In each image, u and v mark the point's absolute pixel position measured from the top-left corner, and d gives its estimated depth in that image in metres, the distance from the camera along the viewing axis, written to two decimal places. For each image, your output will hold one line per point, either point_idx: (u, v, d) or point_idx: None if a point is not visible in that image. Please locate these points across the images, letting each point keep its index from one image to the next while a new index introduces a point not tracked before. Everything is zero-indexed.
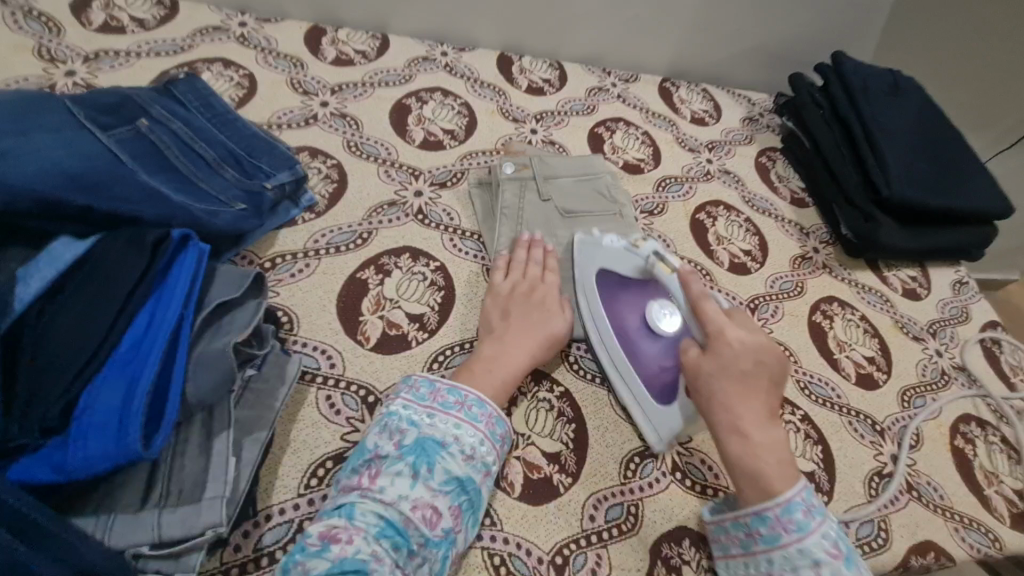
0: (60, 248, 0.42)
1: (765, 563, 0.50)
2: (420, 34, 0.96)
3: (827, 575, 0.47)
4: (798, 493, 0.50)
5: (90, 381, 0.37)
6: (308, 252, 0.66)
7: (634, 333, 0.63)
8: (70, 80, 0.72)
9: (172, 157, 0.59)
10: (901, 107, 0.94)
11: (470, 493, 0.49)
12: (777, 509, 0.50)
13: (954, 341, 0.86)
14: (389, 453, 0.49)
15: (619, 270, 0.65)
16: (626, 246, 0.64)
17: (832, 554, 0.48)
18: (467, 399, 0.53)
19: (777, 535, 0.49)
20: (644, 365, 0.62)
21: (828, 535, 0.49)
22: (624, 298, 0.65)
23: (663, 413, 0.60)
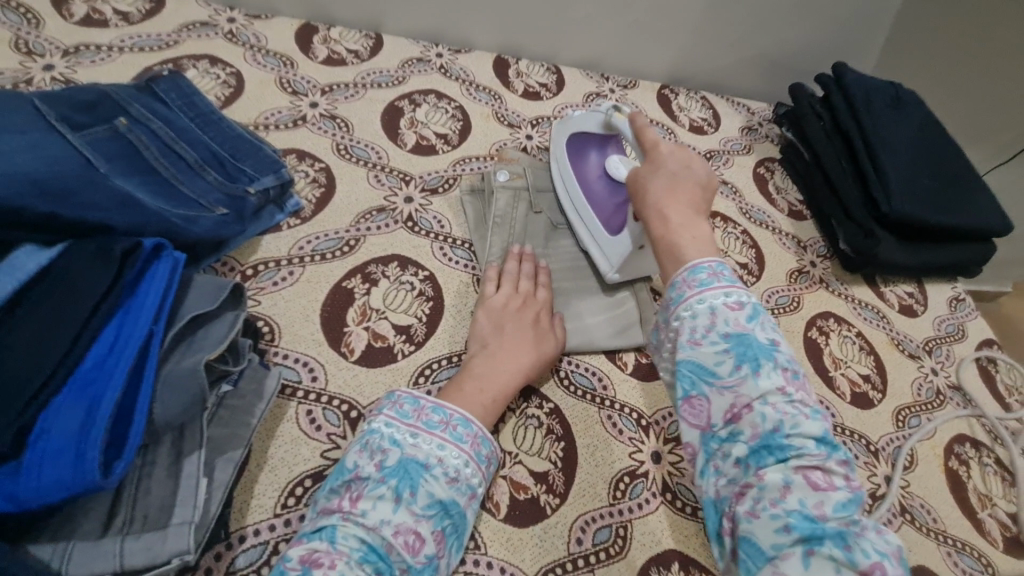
0: (20, 257, 0.40)
1: (674, 326, 0.48)
2: (415, 35, 0.94)
3: (722, 321, 0.45)
4: (704, 261, 0.49)
5: (48, 403, 0.35)
6: (292, 259, 0.64)
7: (593, 179, 0.70)
8: (48, 75, 0.70)
9: (150, 158, 0.57)
10: (902, 120, 0.93)
11: (453, 516, 0.47)
12: (681, 273, 0.49)
13: (950, 359, 0.85)
14: (370, 474, 0.46)
15: (589, 134, 0.71)
16: (591, 110, 0.71)
17: (730, 307, 0.46)
18: (453, 417, 0.51)
19: (682, 294, 0.48)
20: (599, 205, 0.69)
21: (730, 293, 0.47)
22: (590, 150, 0.72)
23: (612, 243, 0.67)
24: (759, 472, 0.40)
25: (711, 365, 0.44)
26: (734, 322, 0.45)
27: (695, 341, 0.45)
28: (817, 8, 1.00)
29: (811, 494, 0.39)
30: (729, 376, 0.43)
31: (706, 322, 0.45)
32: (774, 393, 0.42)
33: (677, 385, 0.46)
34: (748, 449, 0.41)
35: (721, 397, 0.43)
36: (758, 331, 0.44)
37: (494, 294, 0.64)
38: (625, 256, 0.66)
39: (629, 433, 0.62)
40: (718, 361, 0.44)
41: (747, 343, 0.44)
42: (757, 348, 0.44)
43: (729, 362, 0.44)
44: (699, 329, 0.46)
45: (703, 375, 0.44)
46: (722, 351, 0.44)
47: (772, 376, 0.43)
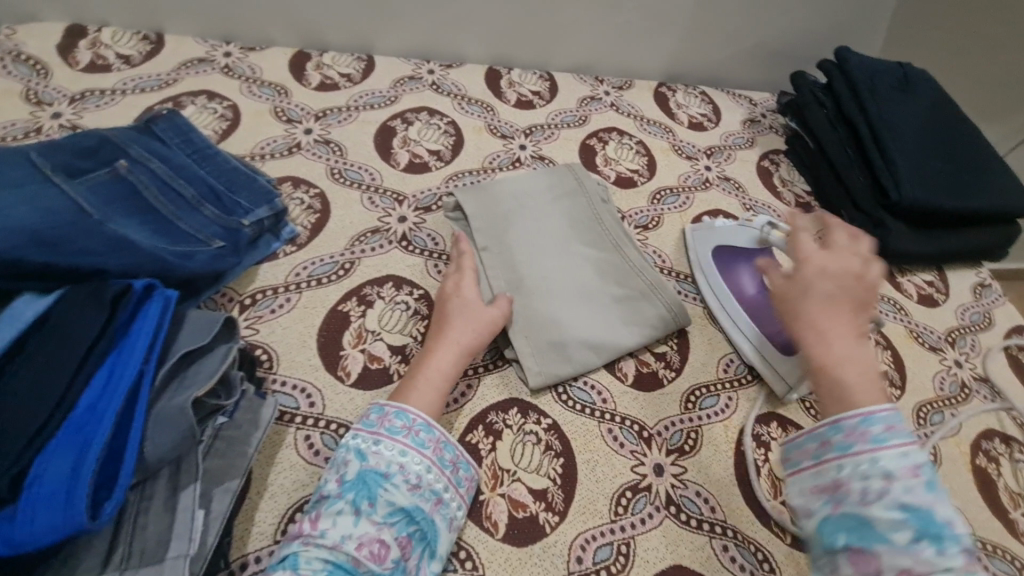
0: (20, 306, 0.42)
1: (833, 475, 0.46)
2: (406, 53, 0.95)
3: (898, 486, 0.43)
4: (880, 410, 0.46)
5: (44, 446, 0.37)
6: (289, 286, 0.65)
7: (752, 295, 0.72)
8: (55, 122, 0.73)
9: (149, 197, 0.59)
10: (911, 103, 0.89)
11: (419, 522, 0.48)
12: (851, 418, 0.46)
13: (976, 350, 0.81)
14: (331, 491, 0.48)
15: (734, 244, 0.74)
16: (738, 223, 0.75)
17: (909, 471, 0.43)
18: (416, 423, 0.53)
19: (849, 443, 0.46)
20: (765, 320, 0.70)
21: (908, 453, 0.44)
22: (740, 264, 0.74)
23: (790, 362, 0.66)
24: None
25: (884, 530, 0.41)
26: (911, 491, 0.42)
27: (863, 500, 0.43)
28: None
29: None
30: (905, 549, 0.40)
31: (880, 486, 0.43)
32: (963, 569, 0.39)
33: (830, 535, 0.44)
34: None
35: (896, 558, 0.40)
36: (940, 505, 0.41)
37: (457, 280, 0.64)
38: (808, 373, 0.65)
39: (631, 446, 0.61)
40: (892, 531, 0.41)
41: (926, 517, 0.41)
42: (935, 524, 0.41)
43: (907, 533, 0.41)
44: (869, 490, 0.43)
45: (872, 534, 0.42)
46: (900, 519, 0.41)
47: (956, 560, 0.40)
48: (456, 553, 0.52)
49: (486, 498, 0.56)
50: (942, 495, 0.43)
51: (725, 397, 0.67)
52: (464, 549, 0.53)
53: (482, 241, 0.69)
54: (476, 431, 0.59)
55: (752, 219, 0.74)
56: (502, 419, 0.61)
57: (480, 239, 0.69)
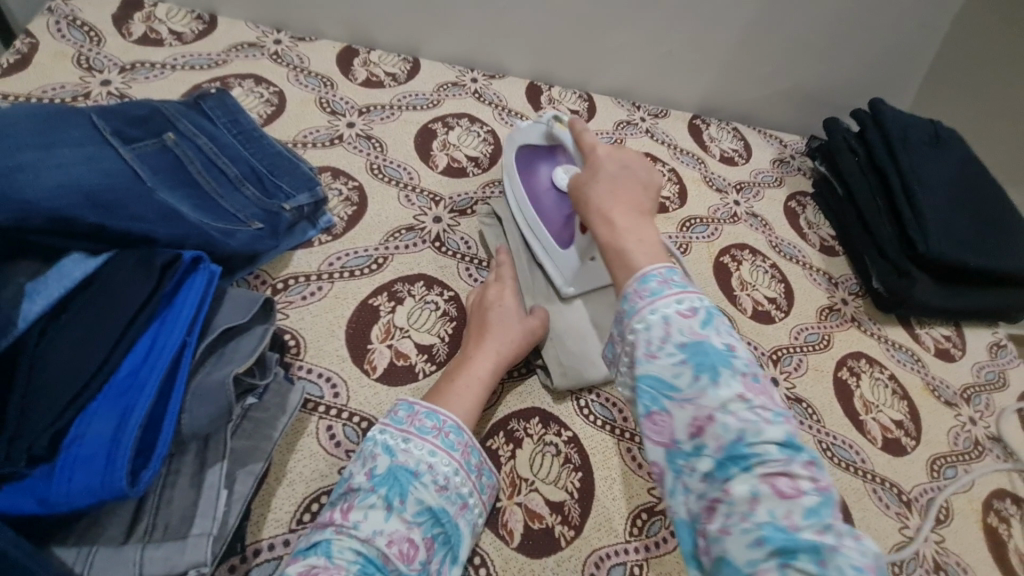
0: (69, 264, 0.42)
1: (639, 379, 0.41)
2: (451, 60, 0.96)
3: (678, 332, 0.40)
4: (655, 268, 0.44)
5: (83, 409, 0.36)
6: (322, 275, 0.65)
7: (541, 192, 0.68)
8: (104, 89, 0.73)
9: (194, 172, 0.60)
10: (941, 159, 0.91)
11: (445, 525, 0.47)
12: (630, 283, 0.43)
13: (990, 409, 0.81)
14: (361, 485, 0.47)
15: (532, 141, 0.69)
16: (535, 118, 0.69)
17: (685, 314, 0.40)
18: (445, 424, 0.52)
19: (633, 306, 0.42)
20: (548, 220, 0.67)
21: (684, 298, 0.41)
22: (539, 163, 0.69)
23: (563, 257, 0.66)
24: (727, 487, 0.35)
25: (669, 377, 0.39)
26: (688, 332, 0.40)
27: (650, 353, 0.40)
28: (851, 42, 0.99)
29: (778, 504, 0.34)
30: (689, 390, 0.38)
31: (662, 334, 0.40)
32: (737, 399, 0.37)
33: (637, 403, 0.41)
34: (714, 464, 0.36)
35: (682, 411, 0.38)
36: (714, 336, 0.39)
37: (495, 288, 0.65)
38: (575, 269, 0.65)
39: (648, 469, 0.61)
40: (681, 379, 0.38)
41: (702, 350, 0.39)
42: (713, 355, 0.39)
43: (688, 374, 0.38)
44: (653, 340, 0.40)
45: (662, 388, 0.39)
46: (682, 360, 0.39)
47: (734, 384, 0.38)
48: (471, 559, 0.52)
49: (502, 506, 0.55)
50: (739, 343, 0.40)
51: None
52: (479, 555, 0.52)
53: (516, 247, 0.71)
54: (498, 437, 0.59)
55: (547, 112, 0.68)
56: (524, 428, 0.60)
57: (513, 245, 0.71)
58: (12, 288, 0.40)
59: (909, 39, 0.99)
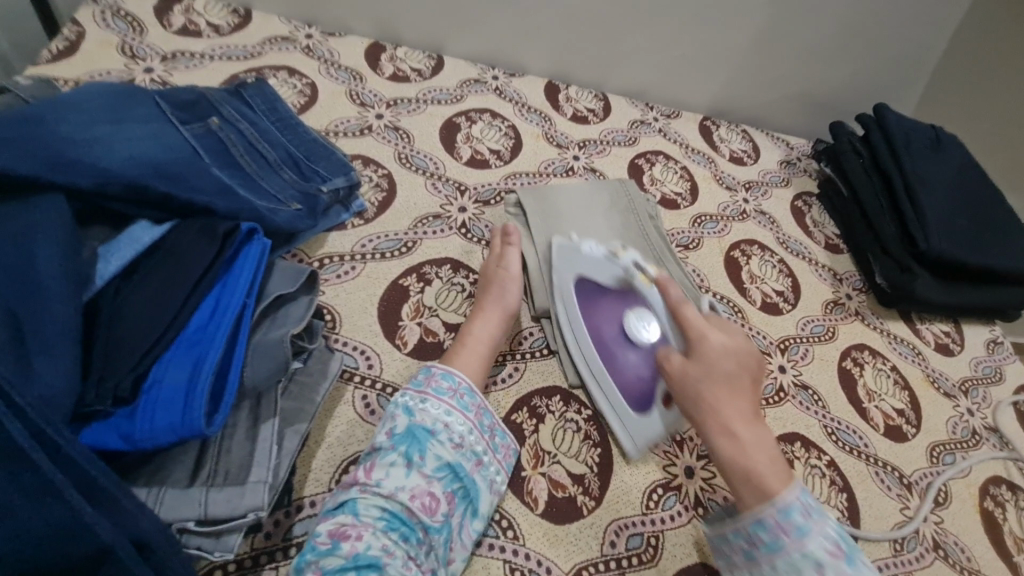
0: (138, 231, 0.45)
1: (767, 575, 0.49)
2: (473, 58, 1.00)
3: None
4: (794, 498, 0.50)
5: (159, 357, 0.39)
6: (355, 256, 0.68)
7: (610, 345, 0.64)
8: (147, 76, 0.77)
9: (238, 155, 0.63)
10: (943, 162, 0.95)
11: (463, 480, 0.50)
12: (776, 514, 0.49)
13: (987, 401, 0.85)
14: (382, 444, 0.50)
15: (597, 278, 0.67)
16: (607, 254, 0.67)
17: (834, 553, 0.47)
18: (460, 386, 0.55)
19: (777, 540, 0.49)
20: (619, 373, 0.64)
21: (829, 535, 0.48)
22: (604, 301, 0.66)
23: (643, 422, 0.62)
24: None
25: (822, 573, 0.46)
26: (841, 573, 0.47)
27: (816, 562, 0.47)
28: (858, 49, 1.03)
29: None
30: (851, 572, 0.47)
31: None
32: (828, 553, 0.47)
33: (776, 570, 0.48)
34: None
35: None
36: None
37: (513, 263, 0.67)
38: (653, 437, 0.62)
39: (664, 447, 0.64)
40: (800, 572, 0.47)
41: (813, 568, 0.47)
42: (817, 557, 0.47)
43: (789, 572, 0.48)
44: (800, 566, 0.47)
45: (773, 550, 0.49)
46: (800, 562, 0.47)
47: (825, 549, 0.48)
48: (498, 521, 0.55)
49: (527, 475, 0.58)
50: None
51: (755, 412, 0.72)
52: (505, 518, 0.55)
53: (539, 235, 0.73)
54: (522, 412, 0.62)
55: (619, 252, 0.67)
56: (546, 404, 0.64)
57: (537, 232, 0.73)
58: (86, 248, 0.43)
59: (913, 48, 1.04)
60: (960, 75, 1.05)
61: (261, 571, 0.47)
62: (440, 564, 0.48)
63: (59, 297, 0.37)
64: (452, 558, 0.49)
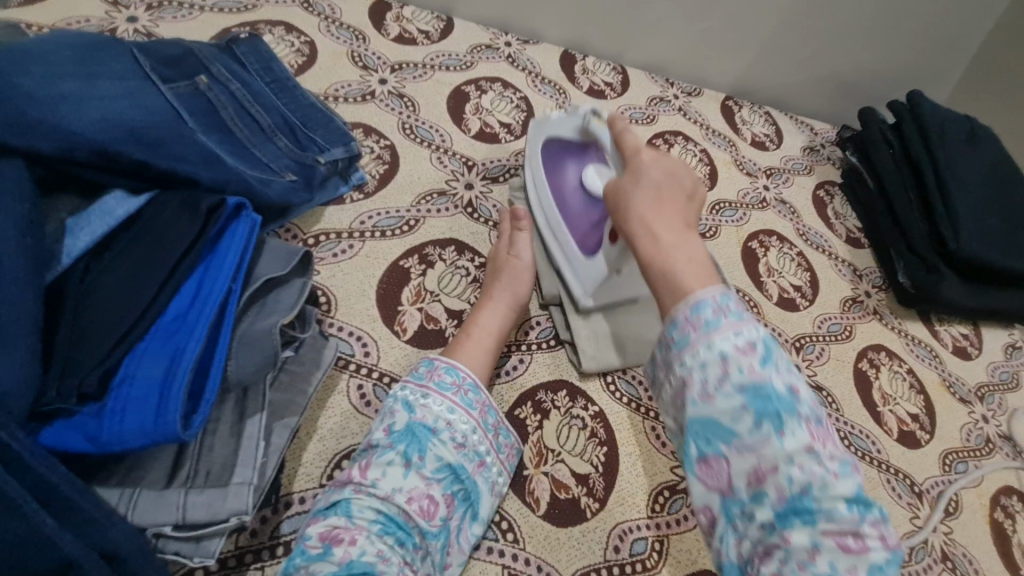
0: (112, 202, 0.40)
1: (722, 452, 0.40)
2: (485, 22, 0.93)
3: (747, 388, 0.40)
4: (705, 294, 0.43)
5: (132, 349, 0.35)
6: (353, 233, 0.64)
7: (567, 192, 0.64)
8: (130, 26, 0.70)
9: (228, 118, 0.58)
10: (976, 156, 0.90)
11: (464, 482, 0.48)
12: (682, 310, 0.43)
13: (1002, 408, 0.82)
14: (380, 441, 0.47)
15: (562, 136, 0.65)
16: (567, 112, 0.65)
17: (743, 349, 0.41)
18: (465, 381, 0.51)
19: (697, 400, 0.42)
20: (574, 223, 0.64)
21: (742, 331, 0.42)
22: (568, 159, 0.65)
23: (589, 266, 0.62)
24: (785, 534, 0.37)
25: (727, 422, 0.40)
26: (751, 372, 0.40)
27: (705, 394, 0.41)
28: (895, 29, 0.97)
29: (842, 558, 0.37)
30: (749, 437, 0.39)
31: (739, 417, 0.40)
32: (809, 450, 0.38)
33: (688, 443, 0.43)
34: (775, 510, 0.38)
35: (740, 459, 0.39)
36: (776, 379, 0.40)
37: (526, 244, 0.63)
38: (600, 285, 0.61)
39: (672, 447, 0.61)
40: (783, 467, 0.38)
41: (770, 397, 0.39)
42: (778, 399, 0.40)
43: (762, 431, 0.39)
44: (742, 438, 0.39)
45: (757, 494, 0.39)
46: (756, 418, 0.39)
47: (801, 432, 0.39)
48: (497, 523, 0.52)
49: (529, 474, 0.55)
50: (807, 395, 0.41)
51: None
52: (505, 520, 0.52)
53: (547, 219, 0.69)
54: (525, 407, 0.59)
55: (580, 107, 0.64)
56: (551, 399, 0.60)
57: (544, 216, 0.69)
58: (54, 221, 0.38)
59: (953, 30, 0.97)
60: (1010, 78, 0.98)
61: (246, 572, 0.44)
62: (435, 570, 0.45)
63: (17, 279, 0.32)
64: (448, 563, 0.47)
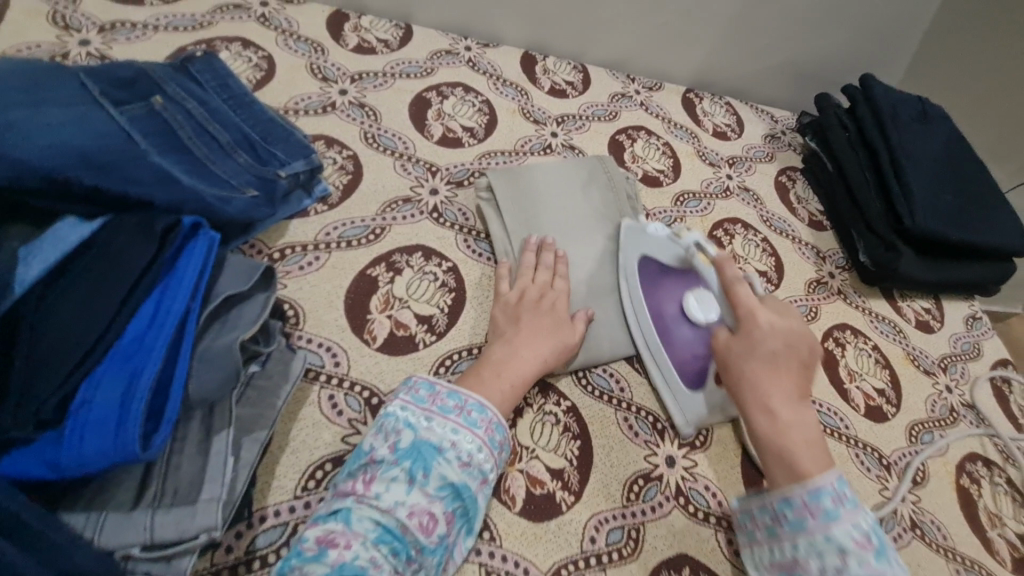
0: (64, 229, 0.40)
1: (789, 551, 0.48)
2: (444, 27, 0.94)
3: (854, 563, 0.45)
4: (829, 481, 0.48)
5: (89, 374, 0.35)
6: (318, 245, 0.64)
7: (669, 318, 0.65)
8: (82, 50, 0.70)
9: (185, 137, 0.58)
10: (928, 135, 0.93)
11: (465, 499, 0.47)
12: (804, 494, 0.48)
13: (965, 377, 0.85)
14: (384, 457, 0.47)
15: (659, 258, 0.67)
16: (669, 233, 0.66)
17: (862, 544, 0.46)
18: (467, 403, 0.51)
19: (802, 520, 0.48)
20: (676, 351, 0.65)
21: (859, 525, 0.46)
22: (665, 281, 0.67)
23: (689, 398, 0.63)
24: None
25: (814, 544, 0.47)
26: (865, 565, 0.45)
27: (804, 512, 0.48)
28: (845, 16, 0.99)
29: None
30: (833, 560, 0.45)
31: (837, 565, 0.45)
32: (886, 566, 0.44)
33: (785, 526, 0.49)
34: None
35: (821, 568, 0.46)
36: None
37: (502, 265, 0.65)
38: (701, 411, 0.63)
39: (645, 436, 0.63)
40: None
41: None
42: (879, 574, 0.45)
43: None
44: (828, 568, 0.45)
45: None
46: None
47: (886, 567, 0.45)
48: None
49: (505, 472, 0.56)
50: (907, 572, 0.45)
51: None
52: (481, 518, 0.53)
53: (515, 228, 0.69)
54: None
55: (682, 232, 0.66)
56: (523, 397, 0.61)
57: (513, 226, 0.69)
58: (4, 251, 0.38)
59: (900, 14, 1.00)
60: (960, 60, 1.02)
61: None
62: None
63: None
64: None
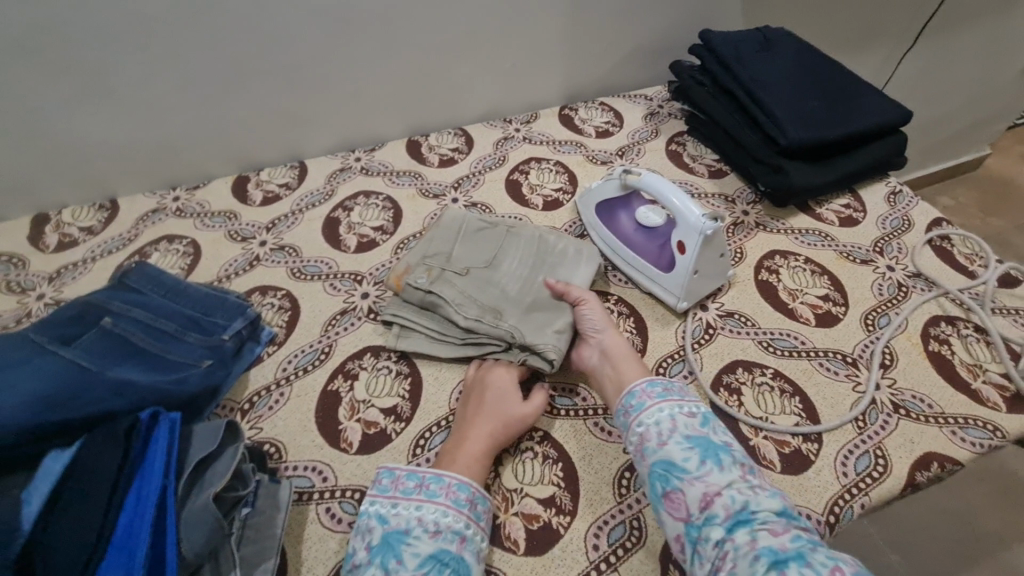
0: (50, 462, 0.48)
1: (637, 434, 0.60)
2: (333, 150, 1.06)
3: (682, 425, 0.58)
4: (651, 377, 0.64)
5: (97, 568, 0.43)
6: (280, 382, 0.72)
7: (631, 233, 0.83)
8: (41, 302, 0.82)
9: (138, 340, 0.65)
10: (775, 59, 1.00)
11: (450, 563, 0.51)
12: (638, 385, 0.63)
13: (903, 251, 0.89)
14: (362, 560, 0.52)
15: (610, 195, 0.86)
16: (605, 178, 0.86)
17: (687, 414, 0.59)
18: (425, 478, 0.57)
19: (642, 402, 0.61)
20: (647, 253, 0.81)
21: (683, 403, 0.61)
22: (621, 213, 0.85)
23: (671, 279, 0.78)
24: (731, 536, 0.49)
25: (681, 462, 0.55)
26: (692, 428, 0.58)
27: (662, 444, 0.57)
28: None
29: (773, 540, 0.48)
30: (697, 470, 0.55)
31: (669, 427, 0.58)
32: (738, 480, 0.54)
33: (654, 487, 0.56)
34: (726, 526, 0.51)
35: (694, 490, 0.54)
36: (711, 432, 0.58)
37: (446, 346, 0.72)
38: (687, 284, 0.76)
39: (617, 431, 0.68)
40: (688, 459, 0.55)
41: (704, 442, 0.57)
42: (715, 446, 0.56)
43: (695, 459, 0.55)
44: (663, 433, 0.58)
45: (675, 473, 0.55)
46: (689, 449, 0.56)
47: (732, 470, 0.55)
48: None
49: (501, 520, 0.61)
50: (725, 432, 0.59)
51: (689, 357, 0.76)
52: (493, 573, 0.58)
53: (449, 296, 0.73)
54: None
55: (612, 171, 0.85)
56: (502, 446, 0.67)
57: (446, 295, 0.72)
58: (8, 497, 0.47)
59: None
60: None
61: None
62: None
63: None
64: None
